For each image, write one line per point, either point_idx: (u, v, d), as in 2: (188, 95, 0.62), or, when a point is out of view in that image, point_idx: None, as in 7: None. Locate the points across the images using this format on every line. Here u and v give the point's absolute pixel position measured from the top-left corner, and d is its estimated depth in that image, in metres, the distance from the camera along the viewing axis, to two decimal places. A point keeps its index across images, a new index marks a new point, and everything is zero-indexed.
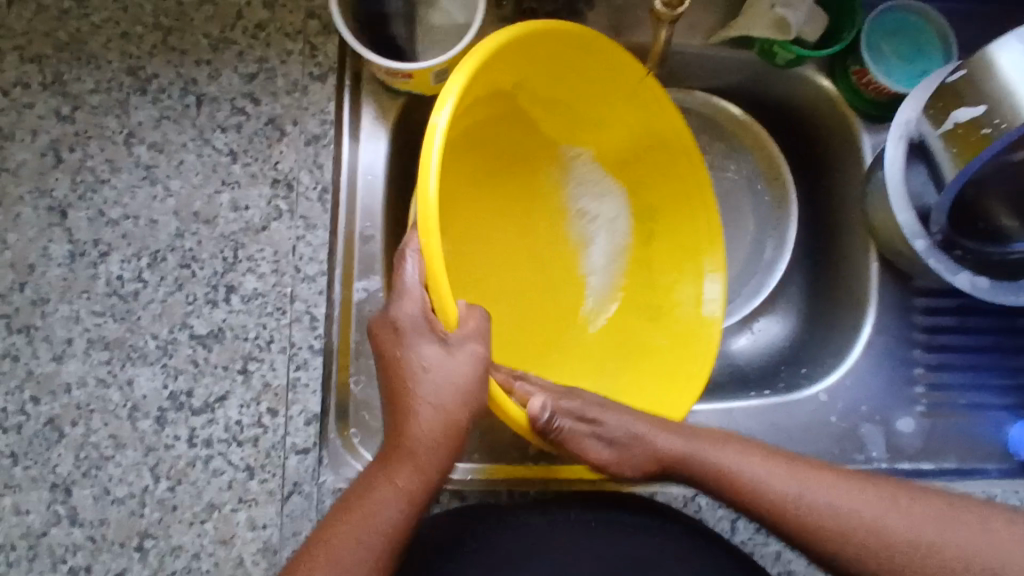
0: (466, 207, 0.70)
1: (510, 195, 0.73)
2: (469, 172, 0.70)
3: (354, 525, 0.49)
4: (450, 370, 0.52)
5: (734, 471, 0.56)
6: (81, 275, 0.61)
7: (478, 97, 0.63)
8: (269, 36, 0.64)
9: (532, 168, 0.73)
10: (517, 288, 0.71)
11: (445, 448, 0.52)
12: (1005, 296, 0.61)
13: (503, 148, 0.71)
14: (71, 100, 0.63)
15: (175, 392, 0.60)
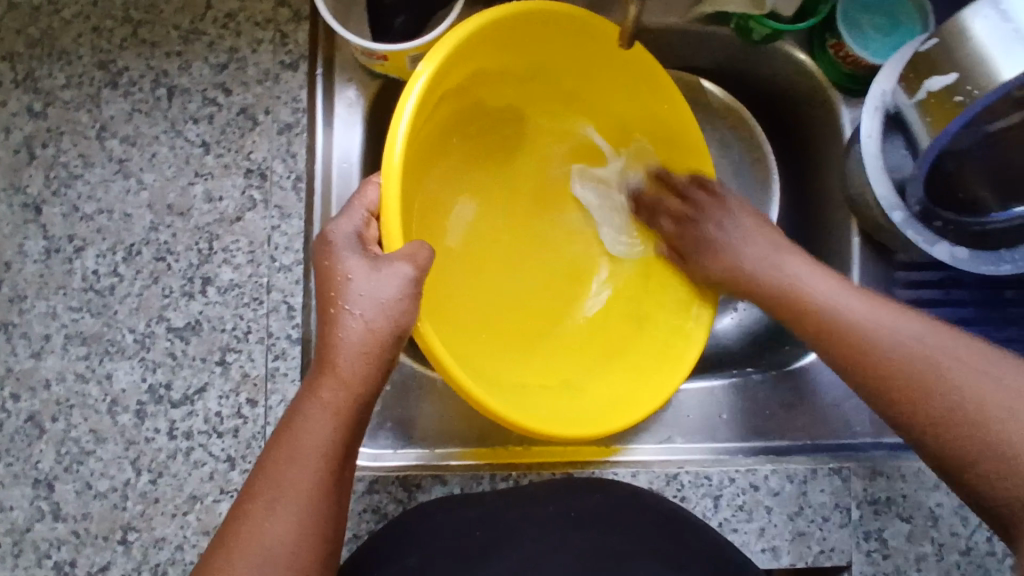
0: (475, 190, 0.73)
1: (526, 185, 0.75)
2: (485, 155, 0.73)
3: (290, 443, 0.48)
4: (372, 282, 0.50)
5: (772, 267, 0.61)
6: (57, 271, 0.61)
7: (491, 78, 0.67)
8: (239, 25, 0.63)
9: (532, 149, 0.75)
10: (518, 273, 0.73)
11: (375, 364, 0.51)
12: (986, 266, 0.60)
13: (529, 139, 0.75)
14: (43, 97, 0.63)
15: (154, 386, 0.60)
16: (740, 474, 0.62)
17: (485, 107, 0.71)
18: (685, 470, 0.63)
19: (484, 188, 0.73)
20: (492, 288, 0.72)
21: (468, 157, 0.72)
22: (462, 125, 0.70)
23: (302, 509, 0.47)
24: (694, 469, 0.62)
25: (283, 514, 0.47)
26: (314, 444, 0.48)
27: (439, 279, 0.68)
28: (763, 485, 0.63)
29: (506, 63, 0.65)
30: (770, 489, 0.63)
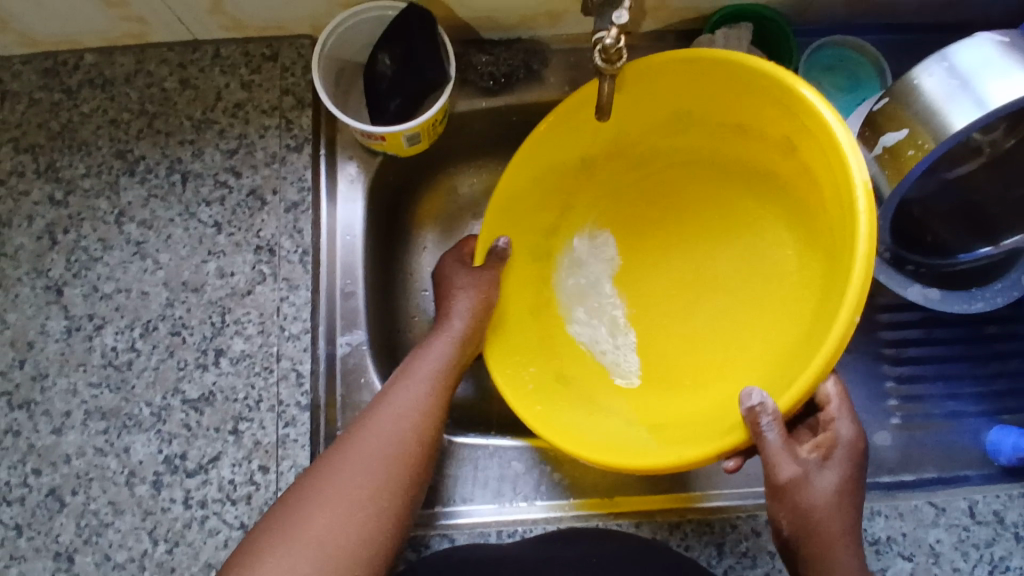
0: (641, 254, 0.77)
1: (694, 236, 0.75)
2: (645, 224, 0.77)
3: (412, 363, 0.64)
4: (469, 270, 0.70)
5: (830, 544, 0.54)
6: (77, 348, 0.65)
7: (607, 157, 0.74)
8: (247, 113, 0.68)
9: (700, 175, 0.75)
10: (696, 314, 0.73)
11: (478, 330, 0.67)
12: (959, 304, 0.62)
13: (690, 192, 0.76)
14: (65, 186, 0.68)
15: (170, 456, 0.62)
16: (742, 520, 0.64)
17: (631, 183, 0.77)
18: (687, 518, 0.64)
19: (652, 253, 0.76)
20: (674, 342, 0.73)
21: (626, 230, 0.77)
22: (614, 202, 0.77)
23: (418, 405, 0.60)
24: (695, 518, 0.64)
25: (403, 398, 0.60)
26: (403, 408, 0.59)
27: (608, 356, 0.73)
28: (764, 530, 0.64)
29: (593, 149, 0.72)
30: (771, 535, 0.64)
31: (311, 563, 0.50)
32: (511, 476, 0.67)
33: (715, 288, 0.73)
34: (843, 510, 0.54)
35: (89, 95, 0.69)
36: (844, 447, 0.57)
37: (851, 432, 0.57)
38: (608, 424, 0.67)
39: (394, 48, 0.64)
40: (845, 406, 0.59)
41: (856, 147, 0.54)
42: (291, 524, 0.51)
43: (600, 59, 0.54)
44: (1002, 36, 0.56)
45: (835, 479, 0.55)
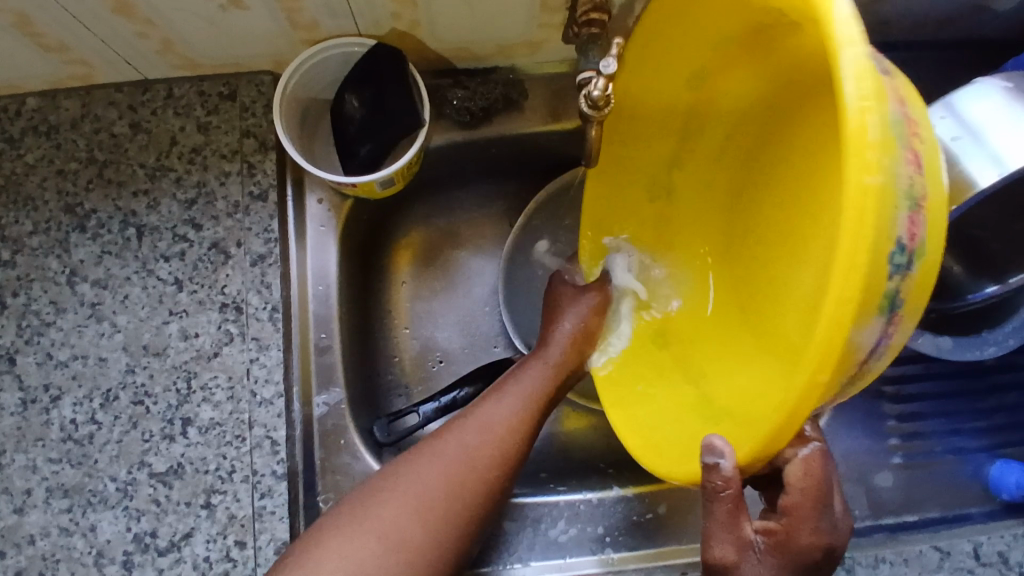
0: (756, 230, 0.58)
1: (806, 194, 0.52)
2: (749, 177, 0.60)
3: (506, 390, 0.61)
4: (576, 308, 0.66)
5: None
6: (34, 422, 0.60)
7: (709, 107, 0.59)
8: (205, 159, 0.63)
9: (809, 116, 0.52)
10: (797, 297, 0.51)
11: (581, 350, 0.64)
12: (970, 351, 0.63)
13: (813, 133, 0.52)
14: (11, 244, 0.62)
15: (139, 534, 0.59)
16: None
17: (758, 131, 0.58)
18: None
19: (783, 217, 0.55)
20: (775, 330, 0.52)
21: (747, 194, 0.60)
22: (736, 159, 0.61)
23: (501, 435, 0.58)
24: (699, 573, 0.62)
25: (497, 406, 0.59)
26: (500, 426, 0.58)
27: (727, 361, 0.56)
28: None
29: (678, 109, 0.59)
30: None
31: (376, 548, 0.52)
32: (499, 538, 0.63)
33: (806, 259, 0.51)
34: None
35: (34, 143, 0.64)
36: (793, 550, 0.45)
37: (810, 537, 0.45)
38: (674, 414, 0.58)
39: (364, 91, 0.61)
40: (815, 509, 0.46)
41: (857, 46, 0.30)
42: (357, 522, 0.53)
43: (586, 106, 0.50)
44: (996, 83, 0.53)
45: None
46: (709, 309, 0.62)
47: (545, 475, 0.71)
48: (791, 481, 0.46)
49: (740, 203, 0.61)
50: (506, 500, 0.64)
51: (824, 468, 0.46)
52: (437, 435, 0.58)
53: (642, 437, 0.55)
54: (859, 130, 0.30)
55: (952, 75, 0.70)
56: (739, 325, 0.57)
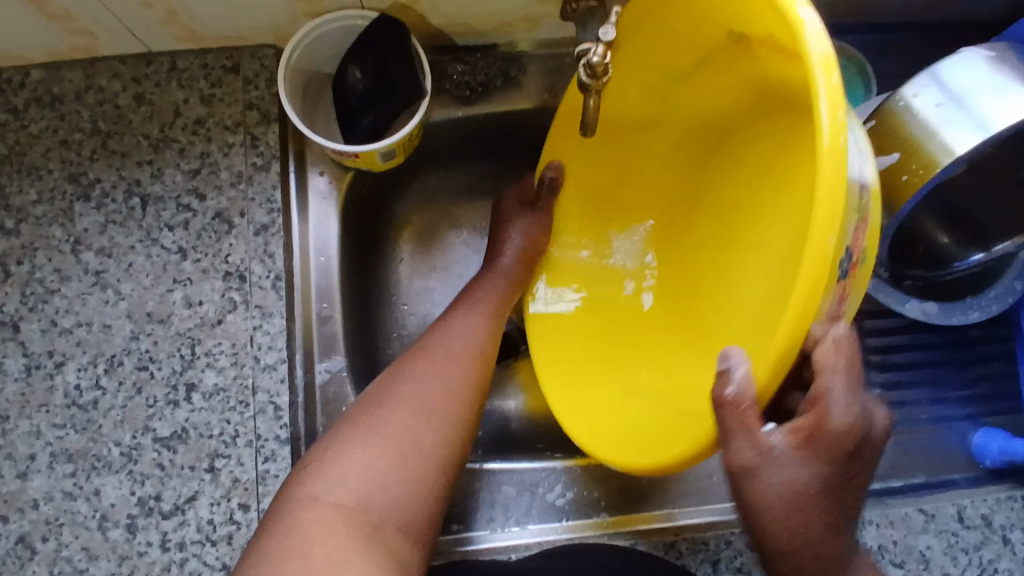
0: (708, 249, 0.62)
1: (744, 212, 0.58)
2: (690, 196, 0.64)
3: (467, 301, 0.66)
4: (528, 218, 0.69)
5: (778, 503, 0.43)
6: (38, 388, 0.61)
7: (668, 116, 0.62)
8: (209, 130, 0.64)
9: (755, 139, 0.57)
10: (738, 301, 0.56)
11: (527, 270, 0.69)
12: (955, 316, 0.66)
13: (757, 150, 0.57)
14: (15, 213, 0.63)
15: (143, 498, 0.60)
16: (737, 536, 0.62)
17: (705, 144, 0.62)
18: (682, 537, 0.62)
19: (728, 223, 0.60)
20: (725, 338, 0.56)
21: (687, 198, 0.64)
22: (679, 168, 0.64)
23: (450, 363, 0.59)
24: (690, 535, 0.62)
25: (457, 325, 0.62)
26: (462, 339, 0.61)
27: (669, 346, 0.62)
28: None
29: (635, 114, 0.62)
30: None
31: (393, 458, 0.52)
32: (499, 503, 0.65)
33: (756, 270, 0.55)
34: (799, 508, 0.43)
35: (37, 113, 0.64)
36: (828, 438, 0.43)
37: (844, 423, 0.43)
38: (618, 399, 0.61)
39: (366, 63, 0.62)
40: (846, 374, 0.44)
41: (830, 59, 0.37)
42: (368, 428, 0.53)
43: (586, 74, 0.51)
44: (979, 52, 0.56)
45: (794, 474, 0.43)
46: (646, 307, 0.66)
47: (541, 445, 0.73)
48: (822, 372, 0.44)
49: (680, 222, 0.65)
50: (501, 468, 0.66)
51: (855, 353, 0.45)
52: (407, 359, 0.59)
53: (598, 436, 0.59)
54: (830, 142, 0.36)
55: (937, 55, 0.72)
56: (677, 323, 0.63)
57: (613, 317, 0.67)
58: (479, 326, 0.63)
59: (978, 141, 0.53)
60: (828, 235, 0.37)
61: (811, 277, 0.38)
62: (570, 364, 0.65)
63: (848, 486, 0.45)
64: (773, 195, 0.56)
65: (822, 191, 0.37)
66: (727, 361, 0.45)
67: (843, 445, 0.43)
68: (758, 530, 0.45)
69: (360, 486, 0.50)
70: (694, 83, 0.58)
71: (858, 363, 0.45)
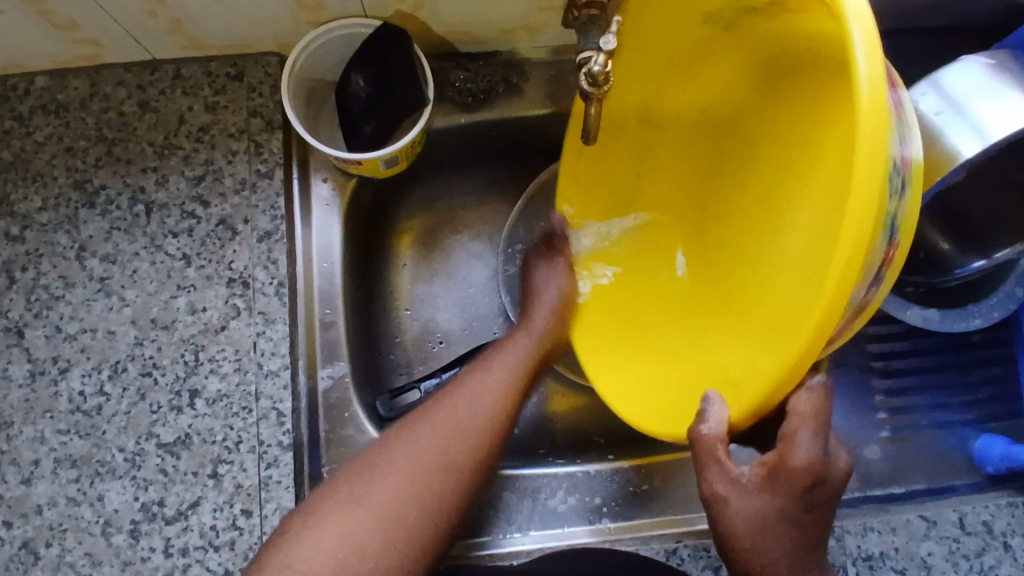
0: (743, 216, 0.62)
1: (779, 180, 0.58)
2: (710, 177, 0.65)
3: (502, 355, 0.64)
4: (554, 276, 0.67)
5: (729, 520, 0.49)
6: (42, 394, 0.61)
7: (670, 109, 0.65)
8: (213, 138, 0.65)
9: (761, 113, 0.60)
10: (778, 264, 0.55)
11: (562, 318, 0.66)
12: (954, 323, 0.66)
13: (779, 117, 0.59)
14: (20, 220, 0.64)
15: (147, 504, 0.60)
16: None
17: (715, 121, 0.64)
18: (683, 544, 0.62)
19: (752, 197, 0.61)
20: (759, 306, 0.56)
21: (710, 176, 0.66)
22: (698, 147, 0.66)
23: (481, 416, 0.59)
24: (692, 542, 0.62)
25: (494, 375, 0.62)
26: (494, 395, 0.60)
27: (704, 322, 0.63)
28: None
29: (642, 111, 0.64)
30: None
31: (377, 532, 0.52)
32: (500, 509, 0.65)
33: (789, 230, 0.55)
34: (757, 543, 0.48)
35: (43, 121, 0.65)
36: (784, 478, 0.47)
37: (805, 461, 0.46)
38: (661, 377, 0.62)
39: (368, 71, 0.63)
40: (816, 425, 0.47)
41: (866, 20, 0.36)
42: (353, 493, 0.53)
43: (587, 82, 0.52)
44: (978, 60, 0.56)
45: (753, 511, 0.48)
46: (680, 277, 0.67)
47: (543, 450, 0.73)
48: (792, 415, 0.48)
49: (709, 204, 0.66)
50: (504, 473, 0.66)
51: (827, 404, 0.48)
52: (425, 414, 0.58)
53: (642, 408, 0.60)
54: (870, 105, 0.36)
55: (938, 61, 0.73)
56: (713, 295, 0.63)
57: (648, 298, 0.67)
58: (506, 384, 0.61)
59: (978, 148, 0.53)
60: (876, 181, 0.36)
61: (855, 229, 0.37)
62: (607, 351, 0.65)
63: (809, 524, 0.48)
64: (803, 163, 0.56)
65: (863, 150, 0.36)
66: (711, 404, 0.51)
67: (802, 474, 0.46)
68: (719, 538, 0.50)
69: (334, 556, 0.50)
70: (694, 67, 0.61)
71: (828, 424, 0.47)
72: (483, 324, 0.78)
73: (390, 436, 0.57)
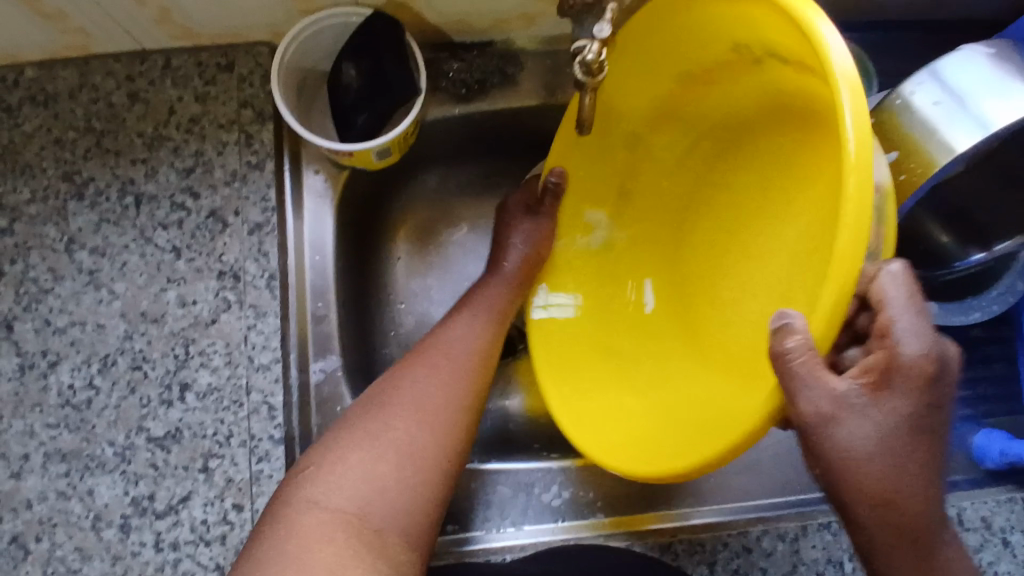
0: (716, 250, 0.62)
1: (753, 218, 0.60)
2: (688, 203, 0.65)
3: (474, 303, 0.65)
4: (525, 229, 0.66)
5: (839, 437, 0.43)
6: (32, 387, 0.61)
7: (670, 115, 0.62)
8: (203, 129, 0.64)
9: (748, 148, 0.61)
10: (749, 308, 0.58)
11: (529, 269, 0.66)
12: (955, 317, 0.65)
13: (771, 154, 0.59)
14: (9, 212, 0.63)
15: (137, 498, 0.59)
16: (733, 537, 0.62)
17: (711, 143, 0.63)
18: (678, 538, 0.62)
19: (728, 236, 0.62)
20: (735, 339, 0.59)
21: (692, 204, 0.65)
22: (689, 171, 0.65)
23: (449, 363, 0.58)
24: (687, 536, 0.62)
25: (466, 323, 0.62)
26: (465, 342, 0.61)
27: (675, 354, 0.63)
28: (755, 547, 0.62)
29: (639, 113, 0.62)
30: (762, 550, 0.62)
31: (397, 474, 0.51)
32: (494, 503, 0.64)
33: (760, 269, 0.59)
34: (880, 463, 0.43)
35: (31, 112, 0.64)
36: (900, 377, 0.43)
37: (915, 357, 0.42)
38: (626, 407, 0.61)
39: (362, 63, 0.62)
40: (917, 310, 0.43)
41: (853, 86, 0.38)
42: (374, 428, 0.53)
43: (580, 71, 0.51)
44: (980, 50, 0.55)
45: (871, 430, 0.43)
46: (648, 308, 0.66)
47: (538, 445, 0.72)
48: (881, 307, 0.44)
49: (686, 230, 0.65)
50: (496, 467, 0.65)
51: (914, 283, 0.44)
52: (404, 366, 0.58)
53: (615, 438, 0.58)
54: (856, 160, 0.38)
55: (939, 52, 0.72)
56: (682, 328, 0.64)
57: (607, 315, 0.66)
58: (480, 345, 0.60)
59: (973, 141, 0.52)
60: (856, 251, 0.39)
61: (840, 282, 0.39)
62: (572, 374, 0.62)
63: (927, 428, 0.43)
64: (779, 204, 0.58)
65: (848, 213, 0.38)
66: (784, 324, 0.43)
67: (915, 358, 0.42)
68: (827, 470, 0.44)
69: (357, 488, 0.50)
70: (692, 83, 0.59)
71: (925, 303, 0.44)
72: None
73: (386, 385, 0.56)
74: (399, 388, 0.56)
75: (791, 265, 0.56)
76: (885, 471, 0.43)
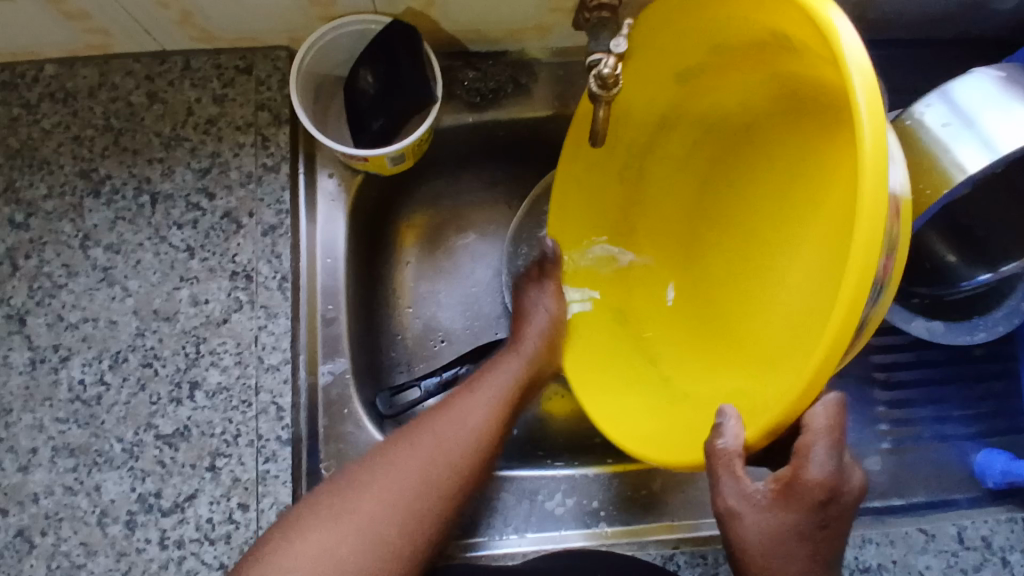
0: (739, 245, 0.62)
1: (777, 206, 0.59)
2: (711, 196, 0.65)
3: (489, 371, 0.65)
4: (541, 299, 0.67)
5: (745, 527, 0.48)
6: (42, 381, 0.61)
7: (681, 112, 0.63)
8: (220, 130, 0.65)
9: (764, 139, 0.60)
10: (778, 302, 0.57)
11: (551, 353, 0.66)
12: (959, 336, 0.66)
13: (790, 143, 0.57)
14: (25, 207, 0.64)
15: (144, 495, 0.60)
16: None
17: (728, 133, 0.63)
18: (680, 550, 0.62)
19: (752, 230, 0.61)
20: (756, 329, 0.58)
21: (710, 195, 0.65)
22: (706, 161, 0.65)
23: (450, 445, 0.58)
24: (689, 548, 0.62)
25: (484, 390, 0.62)
26: (479, 414, 0.60)
27: (698, 353, 0.62)
28: None
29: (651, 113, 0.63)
30: None
31: (355, 545, 0.52)
32: (497, 509, 0.65)
33: (786, 261, 0.57)
34: (776, 557, 0.47)
35: (50, 108, 0.65)
36: (804, 494, 0.46)
37: (818, 478, 0.46)
38: (656, 403, 0.61)
39: (377, 67, 0.63)
40: (831, 442, 0.47)
41: (863, 67, 0.37)
42: (336, 505, 0.54)
43: (596, 85, 0.52)
44: (990, 72, 0.56)
45: (766, 533, 0.47)
46: (671, 305, 0.66)
47: (543, 453, 0.73)
48: (807, 430, 0.48)
49: (710, 223, 0.64)
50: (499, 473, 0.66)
51: (841, 422, 0.48)
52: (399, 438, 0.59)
53: (643, 438, 0.58)
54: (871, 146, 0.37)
55: (949, 72, 0.73)
56: (705, 325, 0.63)
57: (630, 312, 0.67)
58: (501, 397, 0.62)
59: (985, 161, 0.53)
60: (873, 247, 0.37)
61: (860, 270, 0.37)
62: (600, 368, 0.64)
63: (825, 540, 0.47)
64: (799, 193, 0.57)
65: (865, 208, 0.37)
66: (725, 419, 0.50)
67: (823, 475, 0.46)
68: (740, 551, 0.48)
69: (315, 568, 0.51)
70: (700, 81, 0.60)
71: (841, 442, 0.47)
72: (485, 324, 0.78)
73: (374, 453, 0.58)
74: (374, 468, 0.56)
75: (813, 255, 0.55)
76: (771, 554, 0.47)
